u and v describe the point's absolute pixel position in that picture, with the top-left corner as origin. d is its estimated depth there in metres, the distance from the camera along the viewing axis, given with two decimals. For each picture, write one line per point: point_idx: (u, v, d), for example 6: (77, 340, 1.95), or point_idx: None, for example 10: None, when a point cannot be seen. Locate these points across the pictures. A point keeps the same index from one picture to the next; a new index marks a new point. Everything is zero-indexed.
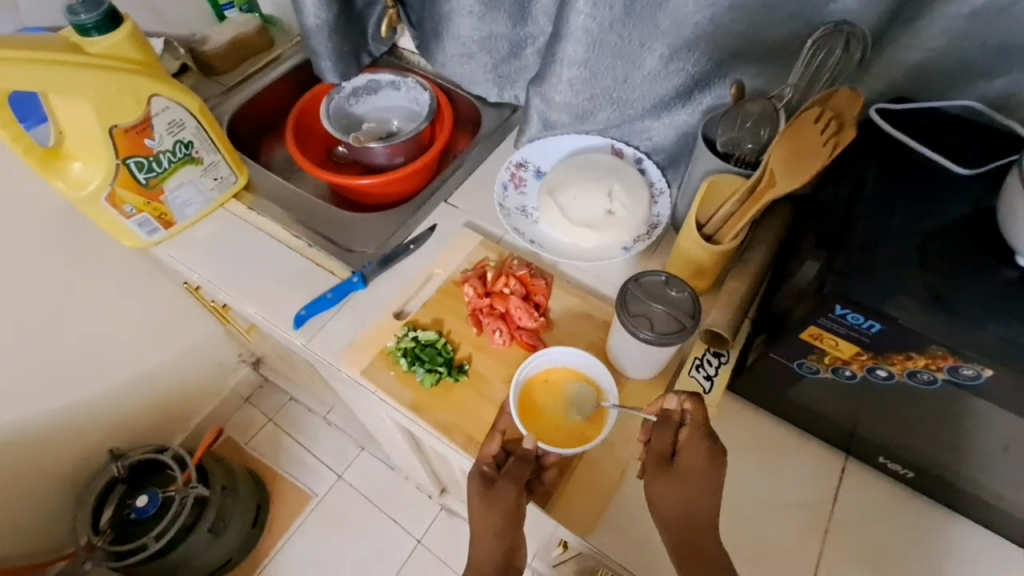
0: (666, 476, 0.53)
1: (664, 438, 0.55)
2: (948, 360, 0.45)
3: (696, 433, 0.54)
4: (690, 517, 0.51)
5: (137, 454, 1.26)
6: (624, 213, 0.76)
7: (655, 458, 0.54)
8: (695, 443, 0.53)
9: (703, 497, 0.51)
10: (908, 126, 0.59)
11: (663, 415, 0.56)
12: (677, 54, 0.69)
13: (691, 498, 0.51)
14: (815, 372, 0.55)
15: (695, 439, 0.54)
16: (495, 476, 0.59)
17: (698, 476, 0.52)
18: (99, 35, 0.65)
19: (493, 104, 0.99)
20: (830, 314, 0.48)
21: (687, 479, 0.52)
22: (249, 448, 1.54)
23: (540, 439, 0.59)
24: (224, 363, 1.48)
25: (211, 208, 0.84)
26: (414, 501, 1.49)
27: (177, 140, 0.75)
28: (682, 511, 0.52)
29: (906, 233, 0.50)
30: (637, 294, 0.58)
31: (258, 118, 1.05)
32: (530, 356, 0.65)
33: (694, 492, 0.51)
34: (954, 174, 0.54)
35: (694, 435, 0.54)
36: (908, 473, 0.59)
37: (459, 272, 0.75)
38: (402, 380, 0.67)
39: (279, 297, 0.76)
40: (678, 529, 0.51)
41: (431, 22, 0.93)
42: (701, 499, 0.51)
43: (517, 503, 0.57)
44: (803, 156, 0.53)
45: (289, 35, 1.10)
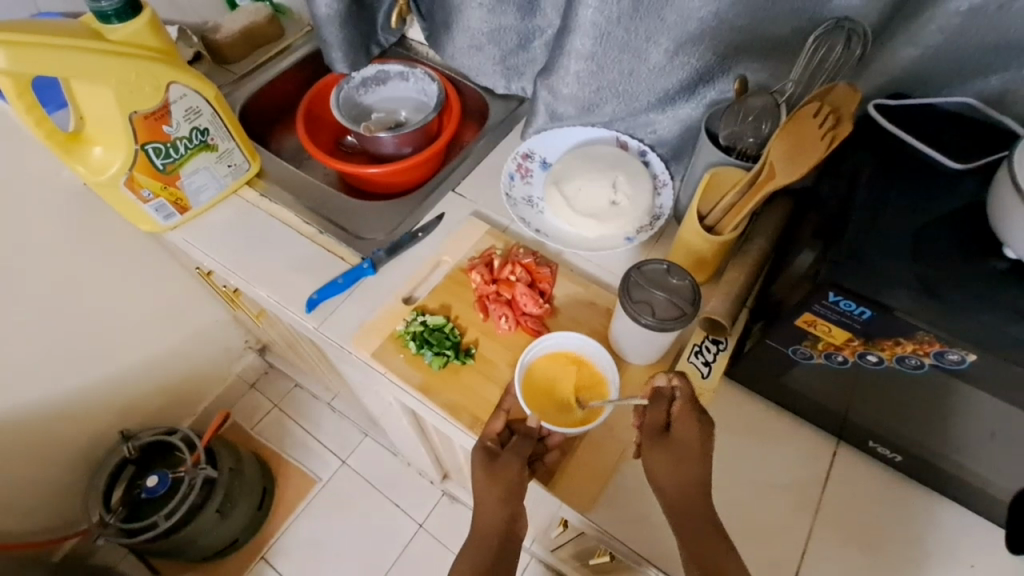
0: (663, 449, 0.56)
1: (658, 413, 0.57)
2: (934, 346, 0.47)
3: (687, 407, 0.56)
4: (689, 490, 0.54)
5: (147, 436, 1.29)
6: (627, 204, 0.78)
7: (650, 432, 0.57)
8: (687, 416, 0.56)
9: (699, 470, 0.55)
10: (905, 121, 0.60)
11: (652, 391, 0.58)
12: (681, 49, 0.71)
13: (689, 471, 0.54)
14: (808, 357, 0.57)
15: (686, 412, 0.56)
16: (497, 449, 0.61)
17: (693, 454, 0.55)
18: (119, 22, 0.67)
19: (500, 95, 1.01)
20: (824, 301, 0.49)
21: (681, 453, 0.55)
22: (255, 432, 1.58)
23: (537, 413, 0.62)
24: (231, 348, 1.52)
25: (225, 194, 0.86)
26: (416, 486, 1.52)
27: (193, 127, 0.76)
28: (682, 484, 0.54)
29: (901, 224, 0.52)
30: (640, 282, 0.60)
31: (269, 106, 1.07)
32: (531, 343, 0.67)
33: (689, 466, 0.55)
34: (948, 169, 0.56)
35: (684, 409, 0.56)
36: (896, 457, 0.61)
37: (467, 260, 0.77)
38: (412, 362, 0.70)
39: (291, 281, 0.79)
40: (671, 501, 0.55)
41: (441, 13, 0.95)
42: (696, 470, 0.54)
43: (519, 480, 0.59)
44: (802, 150, 0.55)
45: (300, 24, 1.11)
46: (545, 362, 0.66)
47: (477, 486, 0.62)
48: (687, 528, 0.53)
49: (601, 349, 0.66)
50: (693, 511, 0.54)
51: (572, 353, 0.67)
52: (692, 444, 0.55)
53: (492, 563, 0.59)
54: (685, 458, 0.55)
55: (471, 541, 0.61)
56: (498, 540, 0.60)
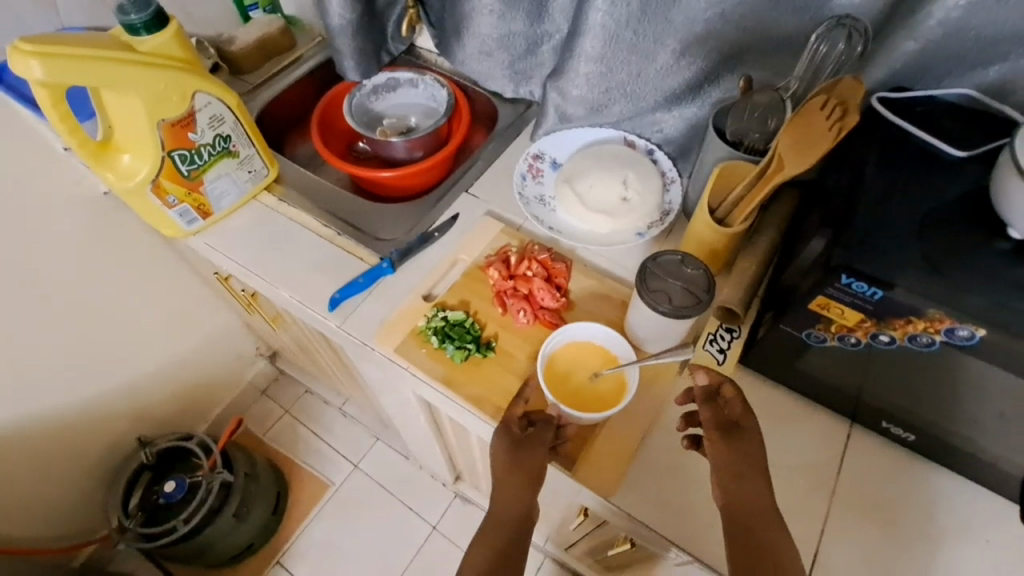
0: (730, 445, 0.56)
1: (716, 414, 0.58)
2: (944, 323, 0.49)
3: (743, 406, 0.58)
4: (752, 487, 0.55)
5: (164, 442, 1.31)
6: (637, 199, 0.81)
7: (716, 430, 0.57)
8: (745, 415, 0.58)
9: (759, 468, 0.56)
10: (907, 113, 0.62)
11: (705, 395, 0.59)
12: (687, 50, 0.74)
13: (752, 466, 0.55)
14: (822, 340, 0.58)
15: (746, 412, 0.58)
16: (517, 433, 0.62)
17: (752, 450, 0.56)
18: (147, 34, 0.69)
19: (508, 100, 1.04)
20: (836, 283, 0.52)
21: (743, 445, 0.56)
22: (267, 438, 1.60)
23: (552, 391, 0.65)
24: (242, 355, 1.54)
25: (245, 200, 0.88)
26: (428, 488, 1.54)
27: (217, 134, 0.79)
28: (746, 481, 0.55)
29: (908, 209, 0.54)
30: (655, 271, 0.62)
31: (283, 115, 1.10)
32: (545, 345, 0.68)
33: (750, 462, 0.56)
34: (949, 157, 0.57)
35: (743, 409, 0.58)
36: (910, 436, 0.63)
37: (483, 257, 0.79)
38: (433, 356, 0.71)
39: (313, 282, 0.81)
40: (726, 493, 0.55)
41: (451, 21, 0.98)
42: (756, 465, 0.56)
43: (540, 463, 0.61)
44: (811, 143, 0.57)
45: (311, 35, 1.15)
46: (563, 359, 0.68)
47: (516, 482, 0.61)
48: (738, 518, 0.53)
49: (612, 336, 0.68)
50: (733, 496, 0.55)
51: (601, 350, 0.69)
52: (752, 442, 0.57)
53: (509, 554, 0.59)
54: (744, 453, 0.56)
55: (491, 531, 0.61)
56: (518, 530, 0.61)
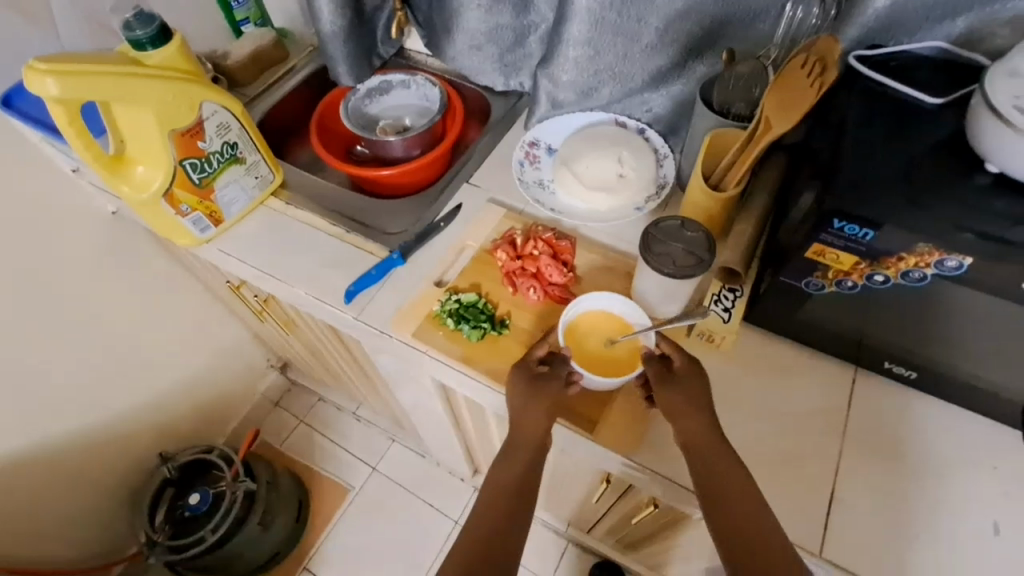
0: (670, 389, 0.61)
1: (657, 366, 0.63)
2: (934, 256, 0.52)
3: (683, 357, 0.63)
4: (698, 428, 0.60)
5: (185, 456, 1.32)
6: (633, 175, 0.84)
7: (658, 379, 0.62)
8: (686, 364, 0.63)
9: (704, 409, 0.61)
10: (883, 67, 0.65)
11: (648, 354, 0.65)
12: (670, 27, 0.77)
13: (696, 407, 0.61)
14: (821, 288, 0.62)
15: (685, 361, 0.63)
16: (534, 368, 0.65)
17: (695, 392, 0.61)
18: (153, 49, 0.72)
19: (499, 93, 1.07)
20: (830, 228, 0.55)
21: (683, 388, 0.61)
22: (285, 448, 1.62)
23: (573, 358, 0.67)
24: (253, 367, 1.56)
25: (253, 206, 0.91)
26: (448, 484, 1.56)
27: (224, 142, 0.82)
28: (693, 424, 0.60)
29: (893, 153, 0.57)
30: (657, 236, 0.65)
31: (282, 124, 1.12)
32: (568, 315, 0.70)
33: (695, 404, 0.61)
34: (926, 105, 0.61)
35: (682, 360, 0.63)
36: (911, 374, 0.65)
37: (490, 242, 0.82)
38: (451, 338, 0.74)
39: (327, 278, 0.83)
40: (679, 431, 0.61)
41: (440, 20, 1.01)
42: (701, 406, 0.61)
43: (558, 395, 0.63)
44: (794, 101, 0.60)
45: (302, 46, 1.18)
46: (585, 328, 0.70)
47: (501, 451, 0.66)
48: (698, 456, 0.59)
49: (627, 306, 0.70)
50: (688, 434, 0.60)
51: (617, 317, 0.71)
52: (694, 386, 0.62)
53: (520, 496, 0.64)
54: (687, 396, 0.61)
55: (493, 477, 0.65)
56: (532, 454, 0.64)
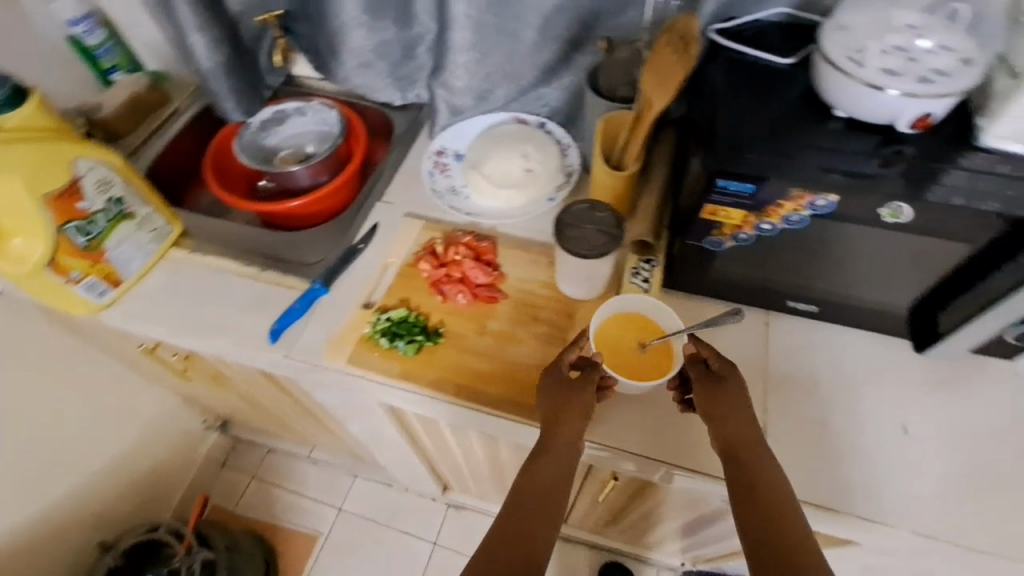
0: (715, 394, 0.62)
1: (699, 371, 0.64)
2: (805, 198, 0.58)
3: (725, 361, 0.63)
4: (742, 430, 0.60)
5: (128, 540, 1.21)
6: (540, 167, 0.87)
7: (701, 382, 0.63)
8: (728, 367, 0.63)
9: (746, 410, 0.61)
10: (740, 37, 0.71)
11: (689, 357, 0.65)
12: (549, 22, 0.80)
13: (741, 411, 0.61)
14: (721, 244, 0.66)
15: (726, 364, 0.63)
16: (567, 373, 0.64)
17: (738, 396, 0.62)
18: (8, 110, 0.66)
19: (399, 107, 1.07)
20: (716, 189, 0.59)
21: (727, 393, 0.61)
22: (240, 509, 1.53)
23: (605, 362, 0.67)
24: (190, 431, 1.47)
25: (154, 261, 0.85)
26: (419, 507, 1.53)
27: (108, 198, 0.76)
28: (736, 427, 0.60)
29: (760, 113, 0.63)
30: (569, 222, 0.68)
31: (174, 171, 1.06)
32: (598, 315, 0.70)
33: (737, 408, 0.61)
34: (780, 67, 0.67)
35: (723, 363, 0.63)
36: (813, 308, 0.72)
37: (412, 255, 0.82)
38: (387, 357, 0.73)
39: (249, 321, 0.80)
40: (719, 436, 0.61)
41: (323, 43, 0.99)
42: (744, 410, 0.61)
43: (586, 405, 0.63)
44: (667, 78, 0.64)
45: (182, 86, 1.12)
46: (612, 328, 0.70)
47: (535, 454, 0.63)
48: (737, 458, 0.60)
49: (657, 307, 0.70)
50: (726, 438, 0.61)
51: (649, 320, 0.70)
52: (737, 389, 0.62)
53: (549, 499, 0.61)
54: (730, 400, 0.61)
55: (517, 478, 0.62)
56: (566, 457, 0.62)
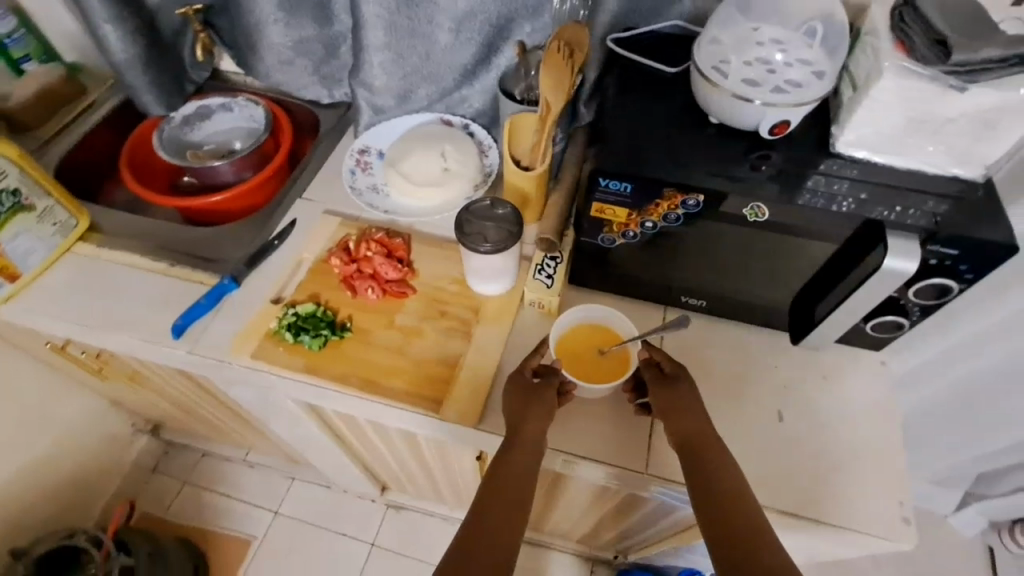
0: (668, 390, 0.65)
1: (651, 370, 0.68)
2: (677, 197, 0.62)
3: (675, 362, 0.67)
4: (697, 427, 0.63)
5: (41, 547, 1.16)
6: (458, 167, 0.88)
7: (656, 380, 0.66)
8: (678, 368, 0.67)
9: (699, 407, 0.64)
10: (635, 46, 0.75)
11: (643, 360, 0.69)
12: (462, 26, 0.82)
13: (693, 408, 0.64)
14: (613, 242, 0.69)
15: (676, 364, 0.67)
16: (530, 379, 0.66)
17: (689, 393, 0.65)
18: None
19: (327, 106, 1.06)
20: (598, 187, 0.63)
21: (680, 391, 0.65)
22: (170, 515, 1.48)
23: (563, 366, 0.70)
24: (116, 435, 1.42)
25: (57, 255, 0.83)
26: (358, 509, 1.52)
27: (2, 190, 0.74)
28: (691, 423, 0.63)
29: (647, 119, 0.66)
30: (470, 218, 0.70)
31: (90, 165, 1.04)
32: (563, 321, 0.73)
33: (688, 405, 0.64)
34: (666, 75, 0.71)
35: (674, 364, 0.67)
36: (703, 303, 0.75)
37: (325, 251, 0.82)
38: (292, 351, 0.74)
39: (153, 316, 0.79)
40: (676, 433, 0.63)
41: (243, 39, 0.99)
42: (698, 409, 0.64)
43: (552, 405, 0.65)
44: (560, 80, 0.68)
45: (101, 78, 1.09)
46: (574, 334, 0.72)
47: (504, 460, 0.62)
48: (694, 453, 0.61)
49: (618, 319, 0.72)
50: (684, 437, 0.62)
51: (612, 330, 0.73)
52: (688, 388, 0.65)
53: (514, 503, 0.59)
54: (682, 399, 0.64)
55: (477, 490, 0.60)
56: (531, 459, 0.62)
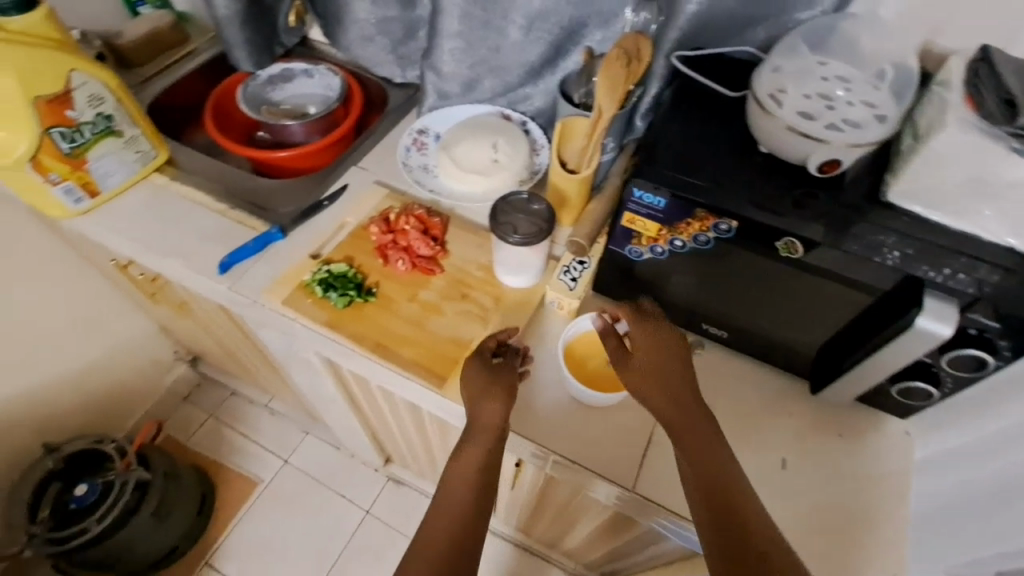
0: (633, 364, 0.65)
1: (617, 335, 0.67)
2: (709, 219, 0.61)
3: (636, 318, 0.66)
4: (689, 421, 0.61)
5: (73, 446, 1.27)
6: (507, 160, 0.90)
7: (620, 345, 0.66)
8: (639, 324, 0.66)
9: (689, 399, 0.62)
10: (702, 66, 0.74)
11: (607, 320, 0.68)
12: (534, 25, 0.84)
13: (679, 394, 0.63)
14: (639, 255, 0.69)
15: (636, 317, 0.66)
16: (489, 359, 0.69)
17: (664, 370, 0.64)
18: (18, 14, 0.73)
19: (399, 85, 1.12)
20: (632, 198, 0.63)
21: (654, 366, 0.64)
22: (191, 443, 1.58)
23: (569, 369, 0.73)
24: (159, 360, 1.53)
25: (134, 180, 0.91)
26: (360, 475, 1.57)
27: (98, 113, 0.82)
28: (679, 410, 0.61)
29: (695, 139, 0.66)
30: (505, 209, 0.72)
31: (179, 107, 1.13)
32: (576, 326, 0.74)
33: (675, 394, 0.62)
34: (725, 97, 0.70)
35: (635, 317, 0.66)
36: (724, 334, 0.74)
37: (368, 218, 0.86)
38: (318, 304, 0.77)
39: (204, 250, 0.85)
40: (672, 430, 0.61)
41: (333, 11, 1.05)
42: (680, 392, 0.63)
43: (511, 383, 0.67)
44: (616, 89, 0.68)
45: (204, 30, 1.19)
46: (584, 341, 0.75)
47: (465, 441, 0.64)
48: (694, 454, 0.59)
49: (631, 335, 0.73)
50: (679, 434, 0.60)
51: None
52: (655, 358, 0.65)
53: (478, 493, 0.62)
54: (662, 380, 0.63)
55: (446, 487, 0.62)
56: (491, 441, 0.64)
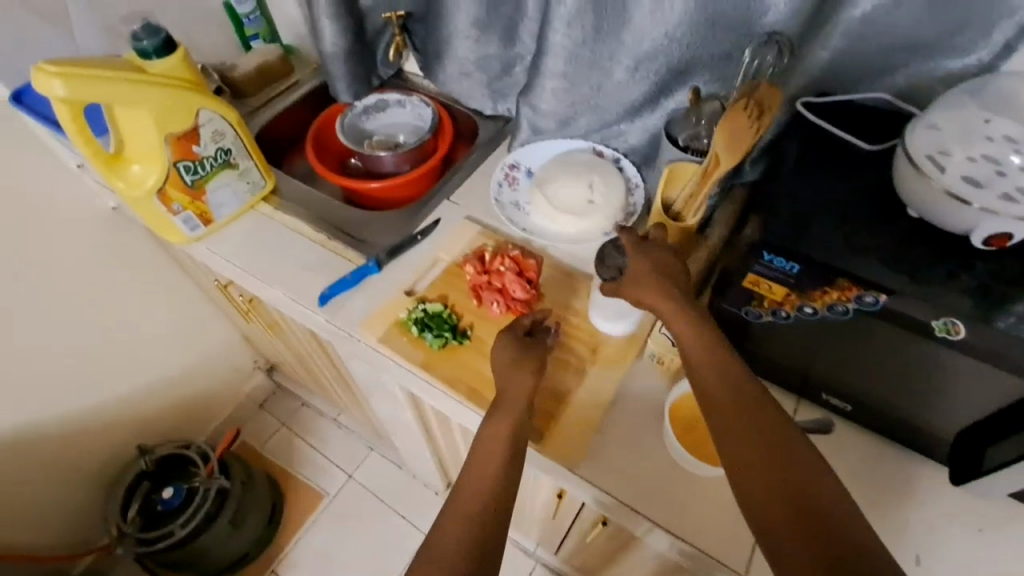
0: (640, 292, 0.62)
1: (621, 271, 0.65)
2: (852, 290, 0.56)
3: (633, 249, 0.65)
4: (757, 413, 0.52)
5: (164, 449, 1.34)
6: (602, 200, 0.88)
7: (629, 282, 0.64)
8: (635, 256, 0.64)
9: (740, 373, 0.55)
10: (834, 114, 0.71)
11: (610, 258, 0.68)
12: (641, 66, 0.81)
13: (725, 364, 0.55)
14: (759, 317, 0.63)
15: (633, 243, 0.65)
16: (522, 334, 0.69)
17: (677, 311, 0.60)
18: (157, 58, 0.79)
19: (489, 117, 1.12)
20: (760, 260, 0.59)
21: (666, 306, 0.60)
22: (264, 451, 1.64)
23: (674, 428, 0.70)
24: (241, 368, 1.60)
25: (243, 210, 0.95)
26: (421, 497, 1.57)
27: (218, 148, 0.87)
28: (727, 381, 0.54)
29: (822, 198, 0.62)
30: (612, 249, 0.70)
31: (282, 135, 1.18)
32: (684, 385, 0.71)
33: (721, 366, 0.55)
34: (864, 150, 0.66)
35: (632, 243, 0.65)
36: (847, 407, 0.67)
37: (462, 256, 0.86)
38: (414, 344, 0.78)
39: (305, 281, 0.88)
40: (735, 429, 0.52)
41: (432, 47, 1.07)
42: (721, 356, 0.56)
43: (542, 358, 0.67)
44: (738, 137, 0.65)
45: (307, 62, 1.24)
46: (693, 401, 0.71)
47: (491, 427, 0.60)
48: (768, 454, 0.50)
49: None
50: (749, 429, 0.51)
51: None
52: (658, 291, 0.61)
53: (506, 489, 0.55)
54: (694, 339, 0.58)
55: (476, 460, 0.57)
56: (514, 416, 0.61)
